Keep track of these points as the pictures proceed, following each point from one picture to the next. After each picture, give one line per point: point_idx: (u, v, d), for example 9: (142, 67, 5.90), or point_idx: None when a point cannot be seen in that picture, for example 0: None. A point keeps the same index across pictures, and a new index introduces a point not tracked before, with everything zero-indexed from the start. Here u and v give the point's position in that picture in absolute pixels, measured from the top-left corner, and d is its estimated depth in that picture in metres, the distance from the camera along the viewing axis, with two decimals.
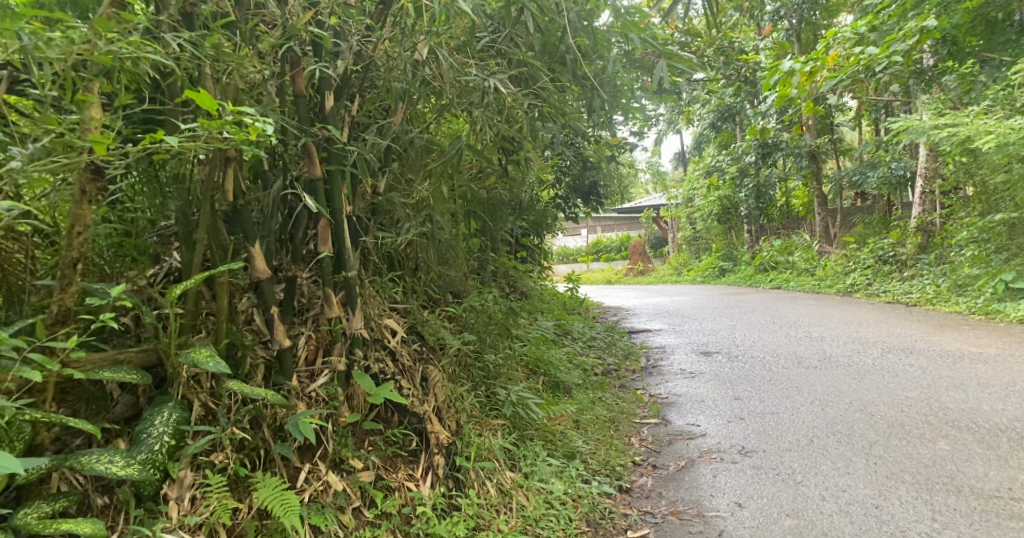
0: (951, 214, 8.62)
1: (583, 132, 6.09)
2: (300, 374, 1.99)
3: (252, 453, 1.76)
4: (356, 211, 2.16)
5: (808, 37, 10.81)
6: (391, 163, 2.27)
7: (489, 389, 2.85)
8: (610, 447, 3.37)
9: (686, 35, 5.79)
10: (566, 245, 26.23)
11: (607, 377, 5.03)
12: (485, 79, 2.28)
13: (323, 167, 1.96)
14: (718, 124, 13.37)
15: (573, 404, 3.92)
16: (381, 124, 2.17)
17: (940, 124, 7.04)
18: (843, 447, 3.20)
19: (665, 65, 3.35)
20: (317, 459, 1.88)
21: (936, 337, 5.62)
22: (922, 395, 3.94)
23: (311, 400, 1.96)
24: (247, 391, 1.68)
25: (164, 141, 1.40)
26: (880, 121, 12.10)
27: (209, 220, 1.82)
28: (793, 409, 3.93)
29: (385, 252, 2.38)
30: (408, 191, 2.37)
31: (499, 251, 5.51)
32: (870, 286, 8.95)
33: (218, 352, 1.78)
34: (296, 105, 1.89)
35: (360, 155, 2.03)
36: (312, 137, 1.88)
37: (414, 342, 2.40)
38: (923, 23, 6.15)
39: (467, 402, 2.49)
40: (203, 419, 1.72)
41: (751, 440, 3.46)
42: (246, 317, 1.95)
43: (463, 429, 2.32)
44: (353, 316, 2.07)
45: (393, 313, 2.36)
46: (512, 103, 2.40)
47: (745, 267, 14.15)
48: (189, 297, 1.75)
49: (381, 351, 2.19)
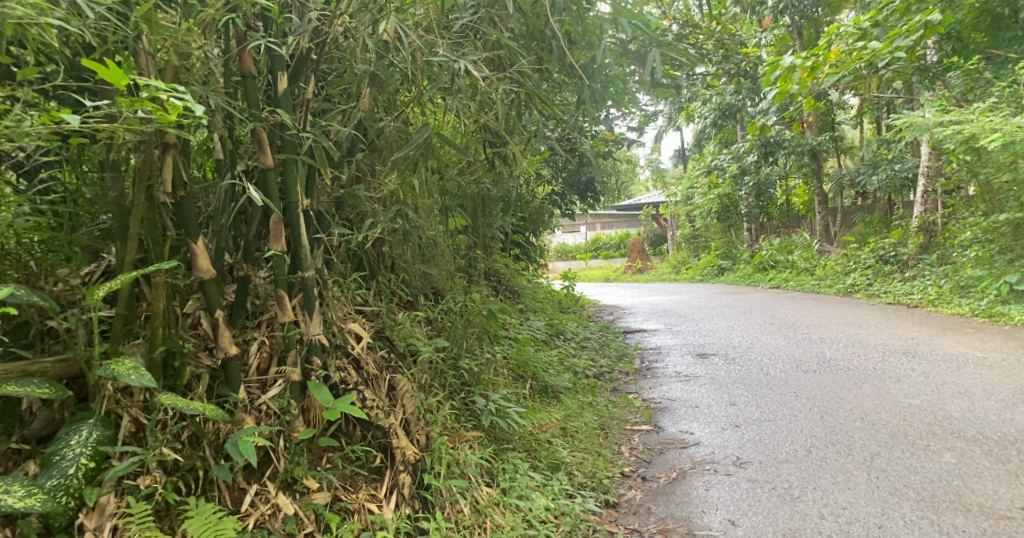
0: (953, 214, 8.45)
1: (579, 127, 5.93)
2: (250, 385, 1.82)
3: (188, 475, 1.59)
4: (317, 205, 1.97)
5: (810, 33, 10.68)
6: (357, 152, 2.10)
7: (467, 397, 2.67)
8: (598, 457, 3.19)
9: (684, 27, 5.59)
10: (565, 242, 26.09)
11: (599, 380, 4.85)
12: (456, 60, 2.07)
13: (276, 156, 1.77)
14: (718, 123, 13.18)
15: (562, 410, 3.75)
16: (344, 110, 1.99)
17: (945, 121, 6.82)
18: (843, 460, 3.03)
19: (658, 55, 3.17)
20: (265, 480, 1.70)
21: (939, 340, 5.45)
22: (925, 403, 3.77)
23: (261, 413, 1.78)
24: (181, 406, 1.51)
25: (69, 121, 1.24)
26: (882, 120, 11.90)
27: (145, 213, 1.64)
28: (792, 416, 3.76)
29: (351, 250, 2.21)
30: (376, 184, 2.19)
31: (489, 250, 5.33)
32: (871, 286, 8.79)
33: (152, 361, 1.60)
34: (244, 87, 1.70)
35: (318, 143, 1.84)
36: (262, 122, 1.70)
37: (381, 348, 2.22)
38: (927, 17, 5.97)
39: (439, 413, 2.32)
40: (132, 436, 1.56)
41: (747, 449, 3.29)
42: (192, 320, 1.77)
43: (434, 444, 2.14)
44: (310, 321, 1.88)
45: (359, 316, 2.18)
46: (488, 88, 2.21)
47: (744, 265, 13.98)
48: (121, 299, 1.58)
49: (344, 359, 2.00)
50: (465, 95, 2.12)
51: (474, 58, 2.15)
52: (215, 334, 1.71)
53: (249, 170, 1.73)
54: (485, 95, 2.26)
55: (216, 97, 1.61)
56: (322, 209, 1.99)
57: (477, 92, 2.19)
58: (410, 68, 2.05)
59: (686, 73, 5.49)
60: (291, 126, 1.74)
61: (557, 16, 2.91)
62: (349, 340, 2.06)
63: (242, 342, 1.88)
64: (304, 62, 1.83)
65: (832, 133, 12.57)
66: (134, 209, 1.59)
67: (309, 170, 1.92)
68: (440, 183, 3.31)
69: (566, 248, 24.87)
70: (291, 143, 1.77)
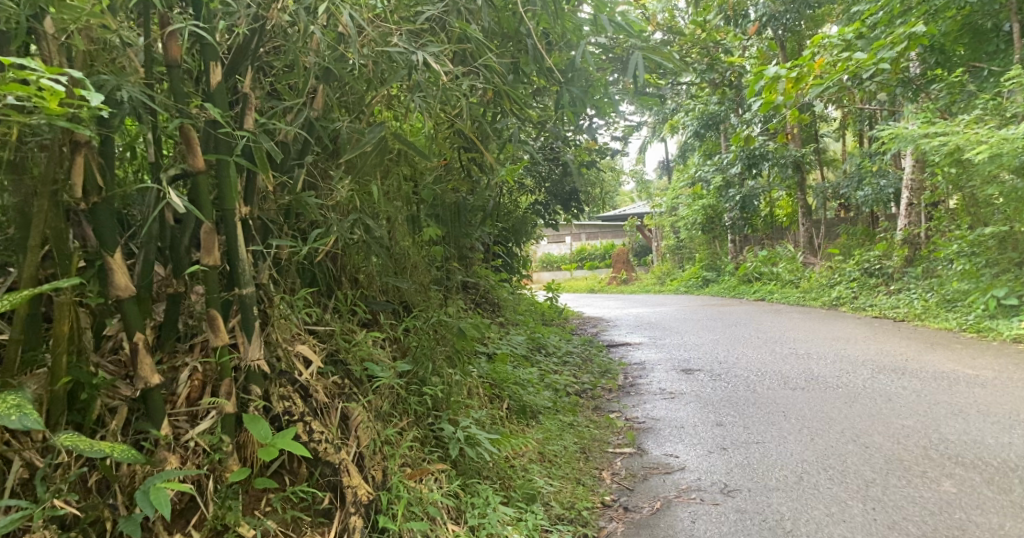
0: (938, 227, 8.39)
1: (561, 133, 5.78)
2: (177, 419, 1.59)
3: (93, 528, 1.35)
4: (260, 214, 1.76)
5: (794, 45, 10.67)
6: (307, 155, 1.89)
7: (433, 424, 2.45)
8: (577, 486, 2.99)
9: (667, 34, 5.48)
10: (550, 252, 25.96)
11: (581, 398, 4.64)
12: (414, 52, 1.87)
13: (207, 157, 1.54)
14: (701, 133, 12.83)
15: (540, 432, 3.55)
16: (292, 108, 1.79)
17: (930, 133, 6.72)
18: (836, 488, 2.85)
19: (640, 57, 3.02)
20: (189, 529, 1.48)
21: (927, 356, 5.32)
22: (919, 424, 3.61)
23: (188, 451, 1.55)
24: (82, 449, 1.27)
25: None
26: (865, 132, 11.90)
27: (51, 222, 1.41)
28: (781, 438, 3.58)
29: (302, 263, 1.99)
30: (328, 192, 1.98)
31: (467, 260, 5.13)
32: (856, 299, 8.69)
33: (54, 395, 1.36)
34: (170, 78, 1.49)
35: (257, 143, 1.63)
36: (190, 119, 1.49)
37: (334, 373, 2.00)
38: (911, 29, 5.87)
39: (399, 446, 2.09)
40: (24, 486, 1.33)
41: (735, 475, 3.10)
42: (111, 345, 1.55)
43: (392, 480, 1.91)
44: (248, 345, 1.67)
45: (309, 337, 1.96)
46: (452, 86, 2.02)
47: (728, 277, 13.90)
48: (18, 321, 1.35)
49: (289, 387, 1.78)
50: (427, 91, 1.91)
51: (436, 51, 1.96)
52: (134, 361, 1.47)
53: (176, 173, 1.51)
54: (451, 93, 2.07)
55: (133, 88, 1.40)
56: (266, 218, 1.77)
57: (442, 89, 1.99)
58: (365, 61, 1.85)
59: (670, 81, 5.36)
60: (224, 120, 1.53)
61: (531, 14, 2.74)
62: (297, 365, 1.84)
63: (171, 369, 1.65)
64: (245, 52, 1.63)
65: (815, 145, 12.55)
66: (34, 217, 1.36)
67: (247, 174, 1.71)
68: (412, 189, 3.12)
69: (552, 259, 24.73)
70: (224, 142, 1.55)
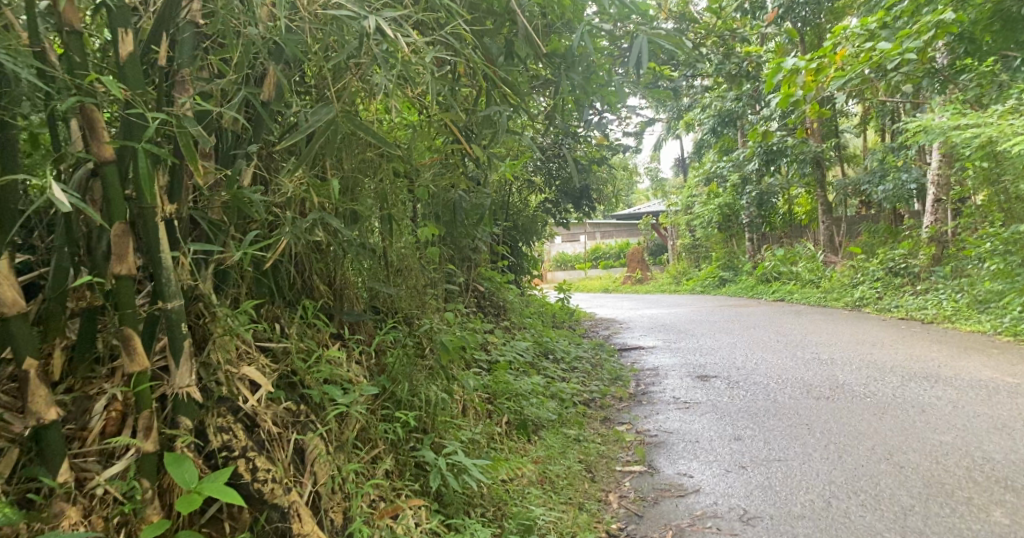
0: (967, 224, 8.00)
1: (566, 128, 5.49)
2: (88, 458, 1.34)
3: None
4: (192, 211, 1.50)
5: (813, 38, 10.24)
6: (247, 142, 1.63)
7: (413, 449, 2.18)
8: (579, 512, 2.71)
9: (680, 21, 5.15)
10: (564, 251, 25.59)
11: (589, 409, 4.34)
12: (365, 16, 1.57)
13: (117, 144, 1.29)
14: (718, 130, 12.45)
15: (540, 450, 3.27)
16: (230, 89, 1.55)
17: (961, 124, 6.41)
18: (870, 517, 2.54)
19: (645, 40, 2.84)
20: None
21: (962, 362, 4.95)
22: (959, 441, 3.27)
23: (95, 500, 1.30)
24: None
25: None
26: (888, 125, 11.44)
27: None
28: (806, 455, 3.26)
29: (251, 270, 1.73)
30: (277, 187, 1.72)
31: (467, 261, 4.84)
32: (881, 300, 8.26)
33: None
34: (66, 46, 1.24)
35: (180, 125, 1.36)
36: (91, 97, 1.23)
37: (288, 398, 1.72)
38: (940, 16, 5.40)
39: (367, 482, 1.82)
40: None
41: (755, 500, 2.80)
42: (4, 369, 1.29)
43: (355, 524, 1.63)
44: (176, 369, 1.41)
45: (259, 356, 1.70)
46: (417, 60, 1.73)
47: (746, 277, 13.51)
48: None
49: (228, 417, 1.52)
50: (384, 64, 1.63)
51: (396, 18, 1.68)
52: (23, 393, 1.22)
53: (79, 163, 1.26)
54: (416, 69, 1.80)
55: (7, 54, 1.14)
56: (199, 216, 1.52)
57: (404, 64, 1.73)
58: (309, 28, 1.58)
59: (681, 71, 5.03)
60: (133, 93, 1.27)
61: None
62: (241, 390, 1.58)
63: (85, 397, 1.39)
64: (167, 19, 1.39)
65: (835, 140, 12.13)
66: None
67: (175, 168, 1.45)
68: (405, 186, 2.85)
69: (566, 258, 24.23)
70: (136, 125, 1.29)
